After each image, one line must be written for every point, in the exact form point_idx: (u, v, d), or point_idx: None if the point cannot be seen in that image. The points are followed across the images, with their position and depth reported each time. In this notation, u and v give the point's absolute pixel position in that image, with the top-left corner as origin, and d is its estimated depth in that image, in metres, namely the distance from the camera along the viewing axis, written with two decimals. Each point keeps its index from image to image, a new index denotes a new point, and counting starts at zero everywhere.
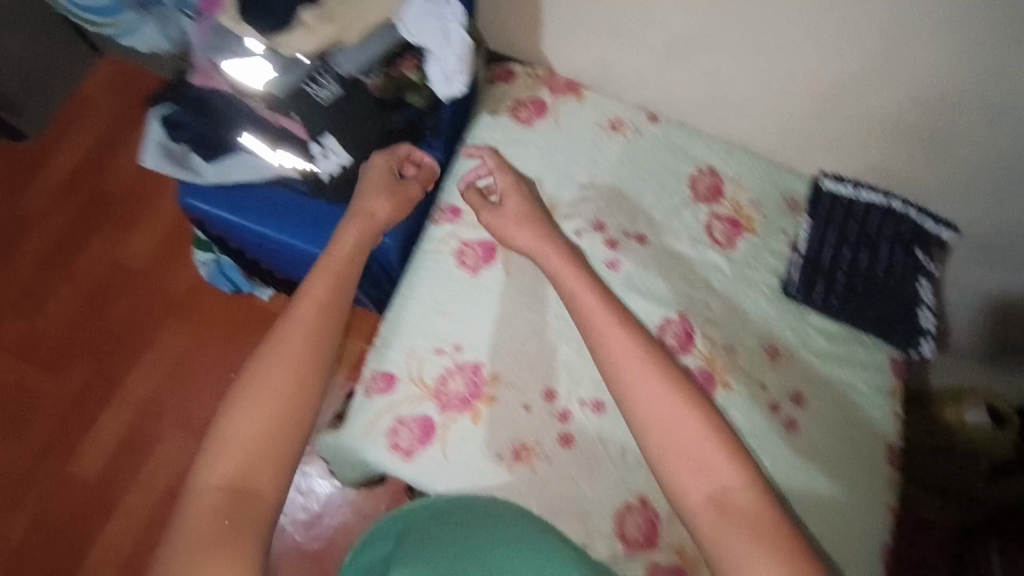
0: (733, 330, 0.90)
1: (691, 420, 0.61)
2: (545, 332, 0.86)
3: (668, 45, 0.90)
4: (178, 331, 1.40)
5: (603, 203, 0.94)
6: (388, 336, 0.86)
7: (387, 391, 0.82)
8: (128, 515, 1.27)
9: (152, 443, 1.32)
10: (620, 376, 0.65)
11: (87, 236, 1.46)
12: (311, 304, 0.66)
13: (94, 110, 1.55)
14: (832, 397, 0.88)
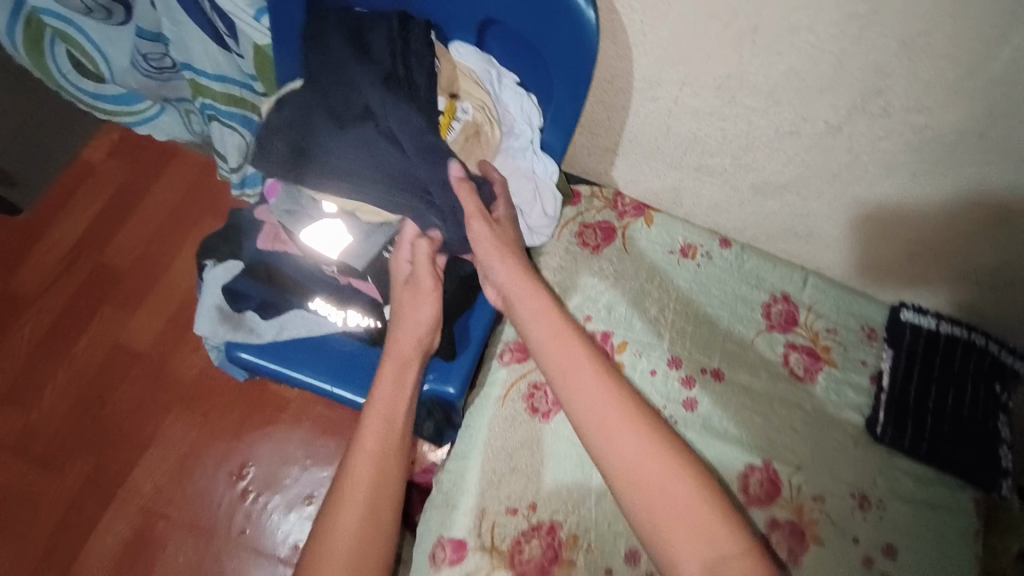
0: (820, 479, 0.84)
1: (674, 479, 0.58)
2: None
3: (754, 186, 0.85)
4: (187, 424, 1.52)
5: (676, 336, 0.91)
6: (454, 497, 0.81)
7: (457, 561, 0.77)
8: None
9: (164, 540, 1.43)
10: (598, 434, 0.61)
11: (88, 319, 1.57)
12: (370, 442, 0.64)
13: (100, 191, 1.67)
14: (928, 552, 0.82)
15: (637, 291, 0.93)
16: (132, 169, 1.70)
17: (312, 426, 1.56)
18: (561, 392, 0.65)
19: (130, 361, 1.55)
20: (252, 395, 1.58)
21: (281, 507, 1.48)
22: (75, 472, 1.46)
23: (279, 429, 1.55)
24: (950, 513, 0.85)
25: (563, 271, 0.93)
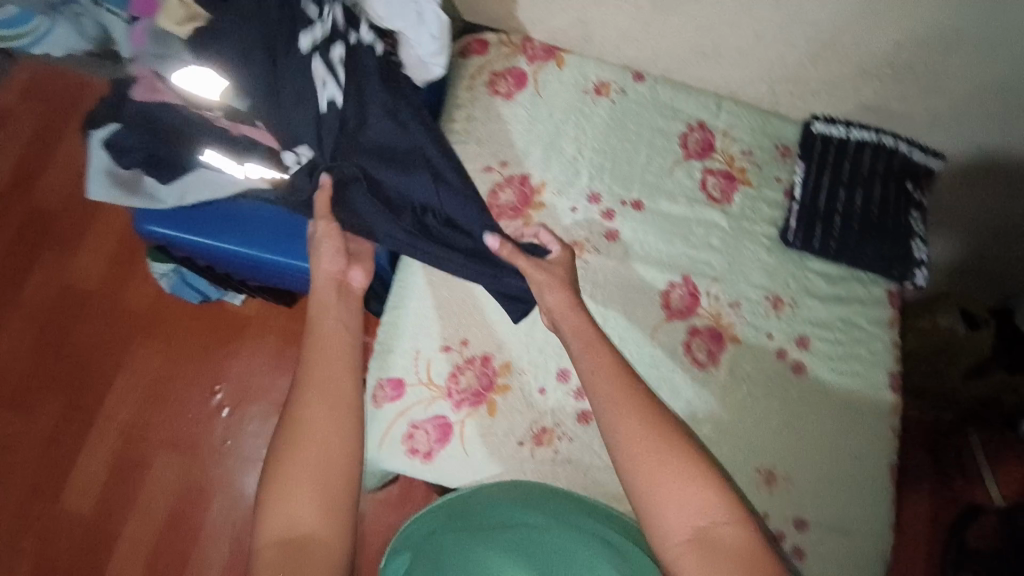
0: (735, 287, 0.90)
1: (677, 454, 0.64)
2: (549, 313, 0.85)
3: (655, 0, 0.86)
4: (152, 351, 1.53)
5: (594, 171, 0.92)
6: (390, 342, 0.84)
7: (397, 397, 0.81)
8: (144, 524, 1.42)
9: (149, 462, 1.46)
10: (602, 408, 0.68)
11: (31, 260, 1.54)
12: (317, 393, 0.66)
13: (15, 131, 1.58)
14: (839, 340, 0.88)
15: (552, 132, 0.92)
16: (43, 104, 1.60)
17: (276, 340, 1.56)
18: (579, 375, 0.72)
19: (81, 298, 1.53)
20: (211, 318, 1.56)
21: (258, 416, 1.51)
22: (50, 412, 1.47)
23: (244, 344, 1.55)
24: (864, 305, 0.90)
25: (475, 120, 0.92)
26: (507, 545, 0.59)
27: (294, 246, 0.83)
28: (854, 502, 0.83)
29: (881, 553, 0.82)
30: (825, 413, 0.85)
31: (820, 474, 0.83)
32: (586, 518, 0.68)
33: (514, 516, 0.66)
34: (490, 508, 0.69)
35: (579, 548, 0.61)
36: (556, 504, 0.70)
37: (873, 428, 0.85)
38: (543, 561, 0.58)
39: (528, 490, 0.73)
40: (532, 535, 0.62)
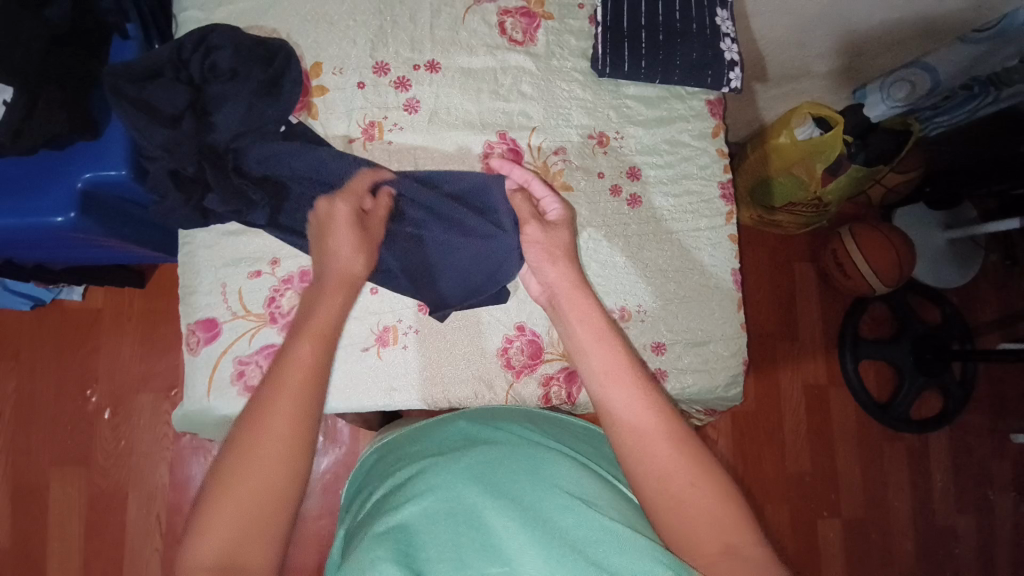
0: (558, 131, 0.85)
1: (712, 471, 0.59)
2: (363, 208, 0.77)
3: None
4: (2, 370, 1.29)
5: (373, 38, 0.81)
6: (190, 283, 0.75)
7: (214, 338, 0.73)
8: (66, 554, 1.26)
9: (44, 490, 1.27)
10: (621, 393, 0.64)
11: None
12: (311, 343, 0.62)
13: None
14: (666, 164, 0.87)
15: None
16: None
17: (139, 322, 1.33)
18: (577, 351, 0.68)
19: None
20: (54, 322, 1.32)
21: (150, 404, 1.31)
22: None
23: (105, 337, 1.32)
24: (686, 122, 0.89)
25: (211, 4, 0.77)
26: (465, 466, 0.59)
27: (30, 201, 0.67)
28: (710, 318, 0.84)
29: (741, 353, 0.85)
30: (666, 238, 0.85)
31: (669, 297, 0.84)
32: (536, 429, 0.68)
33: (467, 434, 0.65)
34: (450, 426, 0.69)
35: (538, 458, 0.61)
36: (512, 420, 0.70)
37: (712, 240, 0.86)
38: (499, 475, 0.58)
39: (483, 410, 0.72)
40: (491, 451, 0.61)
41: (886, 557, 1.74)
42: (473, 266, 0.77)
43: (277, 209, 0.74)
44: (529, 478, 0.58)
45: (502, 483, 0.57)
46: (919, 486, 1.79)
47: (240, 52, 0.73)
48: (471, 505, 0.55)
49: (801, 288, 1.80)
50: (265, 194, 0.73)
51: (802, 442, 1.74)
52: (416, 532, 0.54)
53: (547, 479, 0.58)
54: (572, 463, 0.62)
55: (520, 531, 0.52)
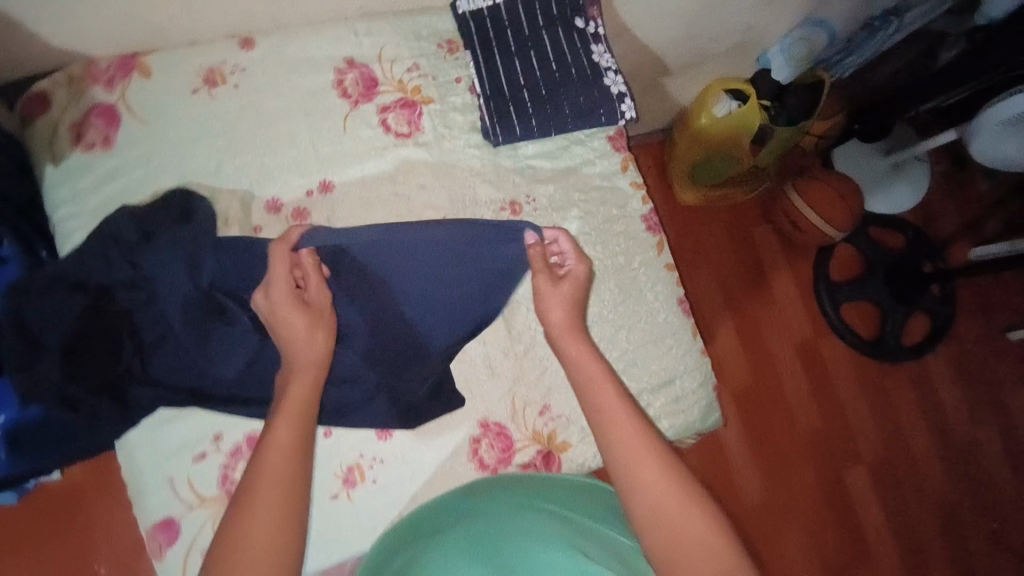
0: (468, 214, 0.83)
1: None
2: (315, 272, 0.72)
3: None
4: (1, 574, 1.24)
5: (256, 179, 0.78)
6: (136, 486, 0.72)
7: (174, 537, 0.70)
8: None
9: None
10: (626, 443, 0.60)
11: None
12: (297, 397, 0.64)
13: None
14: (583, 213, 0.85)
15: (183, 157, 0.76)
16: None
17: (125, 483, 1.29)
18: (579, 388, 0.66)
19: None
20: (37, 514, 1.26)
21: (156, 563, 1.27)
22: None
23: (93, 513, 1.27)
24: (593, 165, 0.87)
25: (83, 193, 0.74)
26: (453, 543, 0.61)
27: None
28: (669, 356, 0.83)
29: (707, 378, 0.84)
30: (605, 289, 0.83)
31: (624, 347, 0.82)
32: (528, 491, 0.69)
33: (456, 511, 0.67)
34: (442, 505, 0.69)
35: (529, 523, 0.62)
36: (500, 484, 0.71)
37: (650, 276, 0.85)
38: (489, 545, 0.60)
39: (462, 488, 0.71)
40: (480, 521, 0.63)
41: (918, 486, 1.74)
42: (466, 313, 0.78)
43: (211, 384, 0.73)
44: (517, 540, 0.60)
45: (496, 552, 0.59)
46: (930, 408, 1.80)
47: (139, 237, 0.72)
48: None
49: (765, 251, 1.80)
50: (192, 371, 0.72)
51: (807, 398, 1.74)
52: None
53: (532, 542, 0.59)
54: (563, 526, 0.62)
55: None
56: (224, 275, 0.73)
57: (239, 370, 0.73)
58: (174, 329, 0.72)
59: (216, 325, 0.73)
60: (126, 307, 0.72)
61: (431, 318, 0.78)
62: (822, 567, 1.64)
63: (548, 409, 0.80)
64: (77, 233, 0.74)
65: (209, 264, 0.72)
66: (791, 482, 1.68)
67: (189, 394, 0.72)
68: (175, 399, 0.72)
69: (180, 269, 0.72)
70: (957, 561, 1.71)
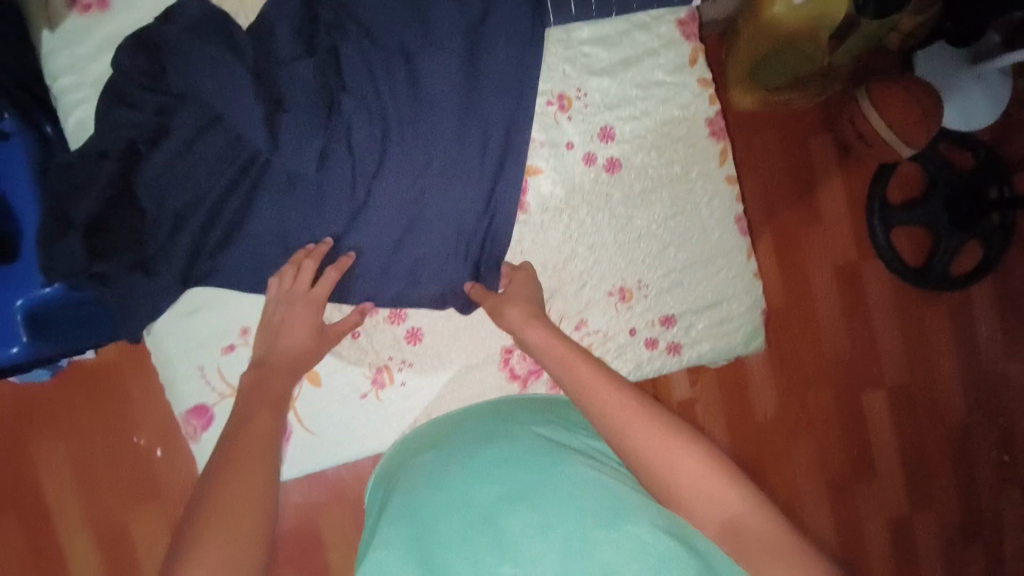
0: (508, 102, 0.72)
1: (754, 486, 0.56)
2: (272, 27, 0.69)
3: None
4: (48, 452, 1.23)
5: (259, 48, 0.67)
6: (166, 373, 0.72)
7: (208, 423, 0.72)
8: None
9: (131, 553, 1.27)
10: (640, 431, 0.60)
11: None
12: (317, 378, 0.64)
13: None
14: (639, 110, 0.75)
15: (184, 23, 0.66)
16: None
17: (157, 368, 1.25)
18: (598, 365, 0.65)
19: None
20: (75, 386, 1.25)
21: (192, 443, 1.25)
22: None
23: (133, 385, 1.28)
24: (656, 54, 0.75)
25: (83, 60, 0.68)
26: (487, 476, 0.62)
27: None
28: (718, 276, 0.78)
29: (756, 303, 0.80)
30: (656, 200, 0.76)
31: (671, 266, 0.77)
32: (549, 429, 0.68)
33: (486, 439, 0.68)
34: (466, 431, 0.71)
35: (551, 460, 0.62)
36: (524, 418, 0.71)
37: (708, 188, 0.77)
38: (520, 484, 0.60)
39: (485, 412, 0.72)
40: (508, 457, 0.64)
41: (932, 415, 1.73)
42: (484, 103, 0.71)
43: (236, 278, 0.70)
44: (549, 485, 0.60)
45: (518, 492, 0.59)
46: (962, 340, 1.74)
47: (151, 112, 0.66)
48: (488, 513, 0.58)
49: (819, 163, 1.63)
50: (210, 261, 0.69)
51: (837, 321, 1.68)
52: (440, 533, 0.58)
53: (564, 493, 0.59)
54: (588, 465, 0.62)
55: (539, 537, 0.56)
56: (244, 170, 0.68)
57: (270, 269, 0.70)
58: (194, 219, 0.67)
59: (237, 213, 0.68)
60: (142, 199, 0.67)
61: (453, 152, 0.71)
62: (827, 480, 1.67)
63: (585, 324, 0.77)
64: (80, 107, 0.68)
65: (229, 159, 0.67)
66: (809, 401, 1.67)
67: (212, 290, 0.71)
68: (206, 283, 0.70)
69: (202, 159, 0.67)
70: (957, 486, 1.73)
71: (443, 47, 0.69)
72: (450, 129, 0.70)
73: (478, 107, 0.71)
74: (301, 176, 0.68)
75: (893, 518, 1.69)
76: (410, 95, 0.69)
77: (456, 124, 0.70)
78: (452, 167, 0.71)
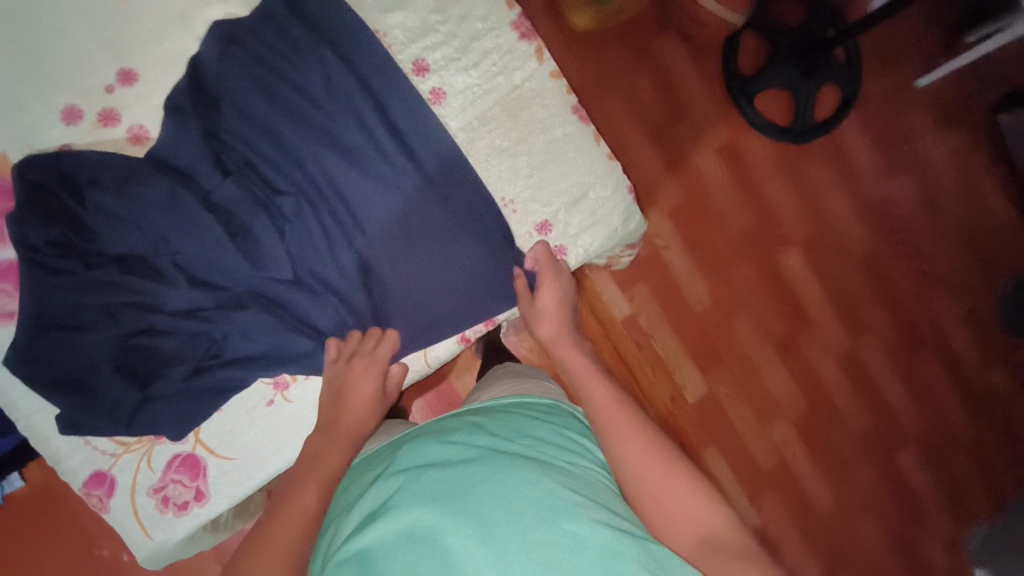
0: (312, 66, 0.70)
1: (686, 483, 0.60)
2: (62, 101, 0.67)
3: None
4: None
5: (42, 86, 0.67)
6: (48, 454, 0.69)
7: (111, 487, 0.69)
8: None
9: None
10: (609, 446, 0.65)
11: None
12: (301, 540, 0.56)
13: None
14: (439, 32, 0.75)
15: (13, 134, 0.66)
16: None
17: None
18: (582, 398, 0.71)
19: None
20: None
21: None
22: None
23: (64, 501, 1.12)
24: None
25: None
26: (422, 490, 0.53)
27: None
28: (578, 172, 0.79)
29: (620, 184, 0.81)
30: (488, 115, 0.76)
31: (528, 173, 0.77)
32: (492, 432, 0.62)
33: (424, 452, 0.59)
34: (399, 453, 0.62)
35: (502, 464, 0.55)
36: (460, 426, 0.64)
37: (535, 87, 0.77)
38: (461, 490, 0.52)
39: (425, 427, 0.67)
40: (449, 466, 0.56)
41: (850, 255, 1.69)
42: (286, 83, 0.70)
43: (102, 339, 0.66)
44: (494, 491, 0.52)
45: (461, 498, 0.52)
46: (848, 178, 1.70)
47: (45, 245, 0.65)
48: (426, 529, 0.50)
49: (671, 58, 1.60)
50: (58, 344, 0.66)
51: (738, 203, 1.62)
52: (378, 559, 0.49)
53: (511, 492, 0.52)
54: (535, 464, 0.57)
55: (484, 549, 0.48)
56: (65, 218, 0.65)
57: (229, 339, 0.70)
58: (133, 321, 0.67)
59: (80, 279, 0.66)
60: (80, 336, 0.66)
61: (271, 142, 0.69)
62: (771, 341, 1.62)
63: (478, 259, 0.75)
64: None
65: (140, 261, 0.67)
66: (733, 279, 1.61)
67: (175, 390, 0.69)
68: (174, 378, 0.69)
69: (109, 270, 0.66)
70: (897, 317, 1.71)
71: (216, 44, 0.69)
72: (311, 142, 0.70)
73: (367, 124, 0.71)
74: (221, 258, 0.68)
75: (844, 356, 1.66)
76: (211, 102, 0.68)
77: (333, 144, 0.71)
78: (296, 155, 0.70)
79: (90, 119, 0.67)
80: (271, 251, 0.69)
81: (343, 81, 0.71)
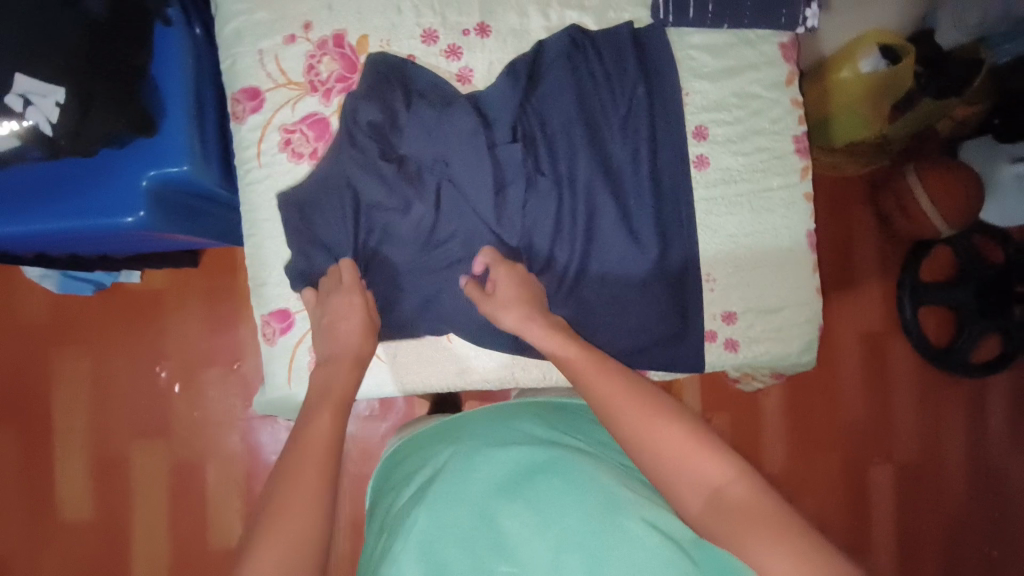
0: (620, 92, 0.79)
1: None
2: (426, 22, 0.77)
3: None
4: (79, 355, 1.18)
5: (418, 4, 0.77)
6: (258, 275, 0.77)
7: (287, 328, 0.76)
8: (146, 543, 1.18)
9: (129, 480, 1.18)
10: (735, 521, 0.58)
11: None
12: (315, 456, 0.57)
13: None
14: (730, 114, 0.81)
15: (378, 27, 0.76)
16: None
17: (200, 299, 1.20)
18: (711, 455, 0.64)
19: None
20: (117, 304, 1.19)
21: (220, 379, 1.19)
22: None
23: (168, 318, 1.19)
24: (757, 70, 0.82)
25: None
26: (479, 462, 0.60)
27: (120, 197, 0.69)
28: (784, 288, 0.81)
29: (814, 318, 0.83)
30: (735, 200, 0.81)
31: (740, 266, 0.81)
32: (556, 430, 0.66)
33: (492, 431, 0.66)
34: (473, 427, 0.69)
35: (555, 456, 0.59)
36: (529, 417, 0.69)
37: (785, 198, 0.82)
38: (513, 474, 0.58)
39: (495, 409, 0.74)
40: (509, 447, 0.62)
41: (941, 504, 1.58)
42: (596, 91, 0.78)
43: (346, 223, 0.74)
44: (548, 480, 0.56)
45: (514, 481, 0.57)
46: (974, 431, 1.60)
47: (364, 125, 0.73)
48: (477, 496, 0.56)
49: (860, 233, 1.56)
50: (323, 205, 0.74)
51: (859, 396, 1.57)
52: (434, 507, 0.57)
53: (565, 484, 0.55)
54: (594, 464, 0.58)
55: (527, 527, 0.52)
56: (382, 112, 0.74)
57: (439, 268, 0.77)
58: (379, 219, 0.75)
59: (362, 170, 0.73)
60: (343, 202, 0.73)
61: (555, 133, 0.77)
62: None
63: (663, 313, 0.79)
64: (238, 17, 0.74)
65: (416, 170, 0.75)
66: (816, 462, 1.54)
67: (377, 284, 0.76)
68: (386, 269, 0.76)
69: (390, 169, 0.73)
70: None
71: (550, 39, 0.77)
72: (588, 149, 0.77)
73: (640, 160, 0.79)
74: (473, 199, 0.75)
75: None
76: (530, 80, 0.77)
77: (603, 161, 0.78)
78: (569, 150, 0.77)
79: (440, 48, 0.77)
80: (507, 217, 0.76)
81: (638, 119, 0.79)
